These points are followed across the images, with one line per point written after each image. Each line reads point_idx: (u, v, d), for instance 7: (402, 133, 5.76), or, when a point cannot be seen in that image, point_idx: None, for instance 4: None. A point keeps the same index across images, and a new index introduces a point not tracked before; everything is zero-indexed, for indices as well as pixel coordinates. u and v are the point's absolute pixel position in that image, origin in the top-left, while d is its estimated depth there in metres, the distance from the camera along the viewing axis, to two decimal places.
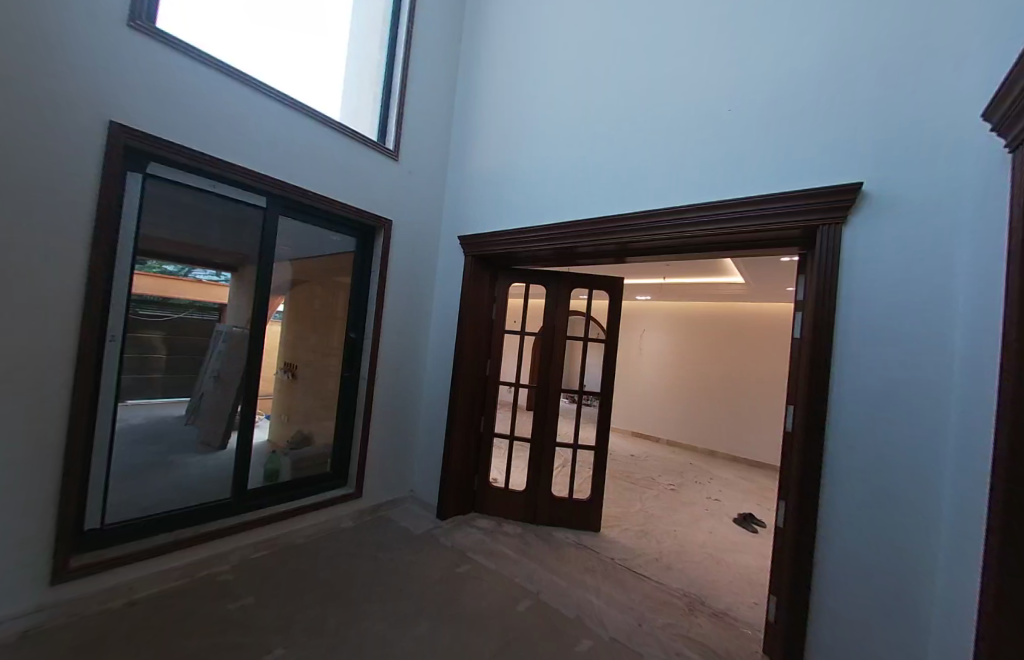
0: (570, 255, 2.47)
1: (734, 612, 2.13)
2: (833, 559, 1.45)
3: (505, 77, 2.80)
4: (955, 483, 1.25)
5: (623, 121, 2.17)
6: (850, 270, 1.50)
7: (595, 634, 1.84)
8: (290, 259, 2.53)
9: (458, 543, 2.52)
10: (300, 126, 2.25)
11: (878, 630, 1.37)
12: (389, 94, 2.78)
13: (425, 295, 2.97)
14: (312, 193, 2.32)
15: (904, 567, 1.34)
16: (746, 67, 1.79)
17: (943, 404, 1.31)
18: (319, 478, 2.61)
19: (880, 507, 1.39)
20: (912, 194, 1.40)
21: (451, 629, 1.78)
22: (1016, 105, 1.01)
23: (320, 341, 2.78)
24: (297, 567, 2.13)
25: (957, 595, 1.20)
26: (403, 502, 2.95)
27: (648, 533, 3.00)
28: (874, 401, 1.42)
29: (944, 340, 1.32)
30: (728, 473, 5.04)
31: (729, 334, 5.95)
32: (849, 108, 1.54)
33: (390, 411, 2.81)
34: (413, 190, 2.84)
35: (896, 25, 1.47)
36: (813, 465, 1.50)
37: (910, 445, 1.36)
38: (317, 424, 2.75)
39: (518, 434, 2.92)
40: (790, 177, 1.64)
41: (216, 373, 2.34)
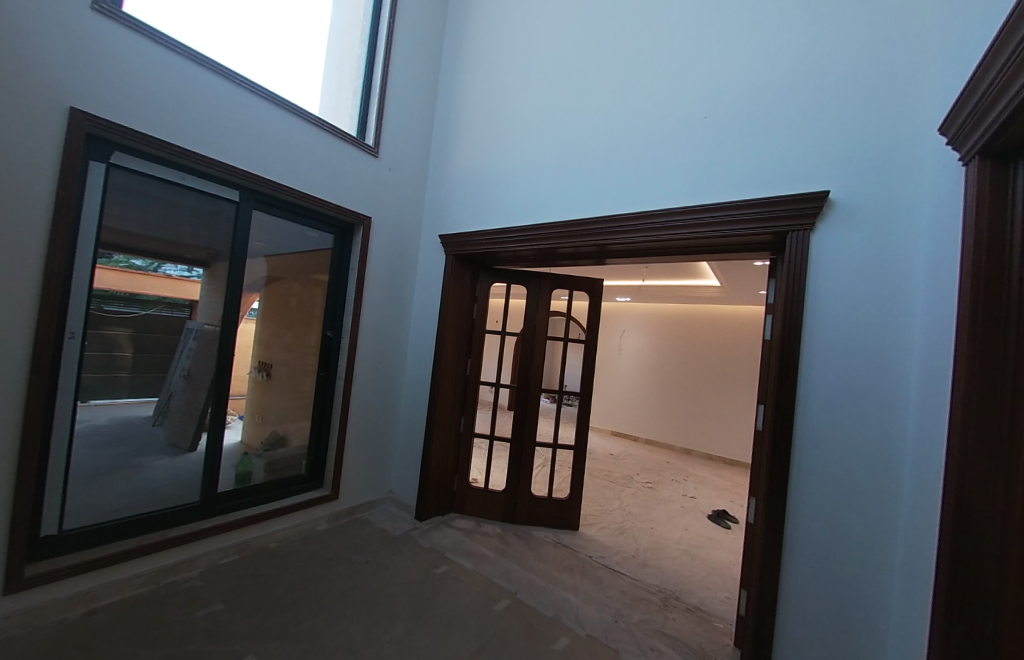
0: (551, 256, 2.48)
1: (707, 606, 2.19)
2: (800, 555, 1.51)
3: (487, 76, 2.79)
4: (911, 477, 1.32)
5: (604, 124, 2.19)
6: (816, 274, 1.56)
7: (572, 631, 1.86)
8: (266, 256, 2.39)
9: (437, 544, 2.50)
10: (275, 119, 2.18)
11: (841, 619, 1.43)
12: (369, 89, 2.73)
13: (405, 294, 2.93)
14: (288, 188, 2.26)
15: (865, 558, 1.40)
16: (724, 74, 1.83)
17: (900, 403, 1.38)
18: (293, 479, 2.55)
19: (844, 501, 1.45)
20: (874, 203, 1.47)
21: (428, 631, 1.77)
22: (964, 123, 1.08)
23: (297, 339, 2.62)
24: (270, 572, 2.07)
25: (912, 588, 1.26)
26: (381, 504, 2.91)
27: (626, 531, 3.05)
28: (839, 401, 1.49)
29: (903, 342, 1.39)
30: (703, 471, 5.18)
31: (705, 335, 6.11)
32: (818, 119, 1.60)
33: (368, 412, 2.76)
34: (393, 187, 2.80)
35: (862, 41, 1.53)
36: (782, 462, 1.55)
37: (872, 445, 1.42)
38: (292, 425, 2.62)
39: (498, 434, 2.92)
40: (762, 183, 1.69)
41: (184, 372, 2.14)
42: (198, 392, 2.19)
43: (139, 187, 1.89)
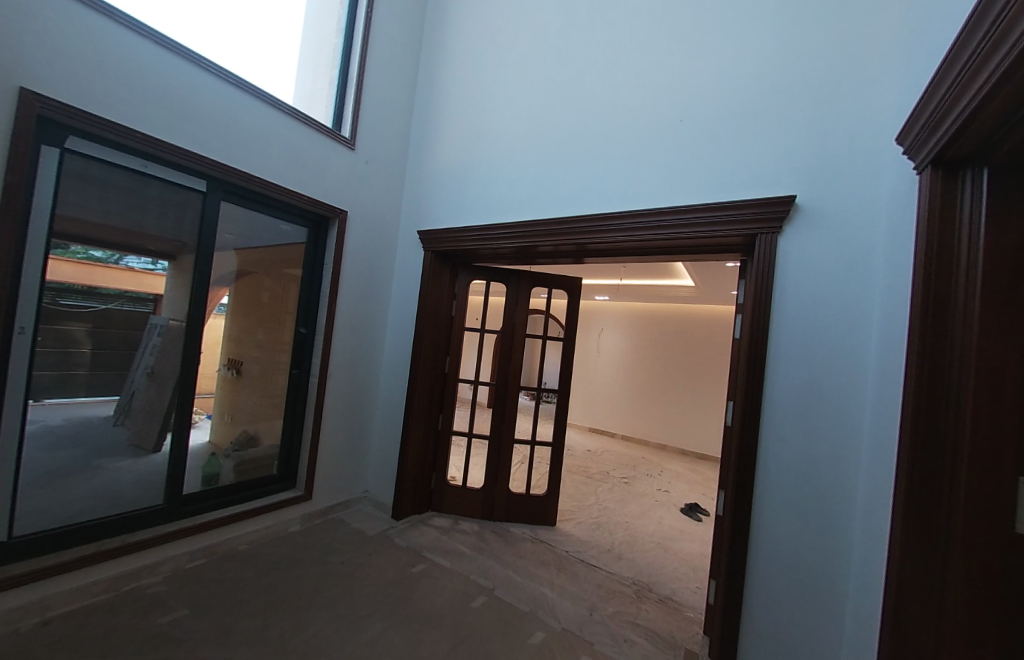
0: (530, 254, 2.48)
1: (678, 596, 2.26)
2: (765, 545, 1.57)
3: (466, 70, 2.76)
4: (867, 469, 1.39)
5: (583, 123, 2.21)
6: (782, 276, 1.62)
7: (548, 625, 1.88)
8: (236, 249, 2.32)
9: (414, 543, 2.48)
10: (246, 107, 2.10)
11: (802, 604, 1.50)
12: (346, 80, 2.67)
13: (382, 290, 2.88)
14: (259, 179, 2.18)
15: (825, 547, 1.48)
16: (697, 80, 1.88)
17: (858, 399, 1.46)
18: (264, 480, 2.47)
19: (805, 493, 1.52)
20: (836, 208, 1.54)
21: (404, 630, 1.75)
22: (917, 136, 1.14)
23: (270, 336, 2.54)
24: (239, 576, 2.01)
25: (866, 575, 1.33)
26: (357, 503, 2.86)
27: (602, 525, 3.11)
28: (802, 397, 1.55)
29: (861, 341, 1.47)
30: (677, 466, 5.33)
31: (679, 334, 6.27)
32: (786, 126, 1.66)
33: (343, 410, 2.71)
34: (370, 181, 2.74)
35: (828, 51, 1.60)
36: (750, 456, 1.61)
37: (832, 440, 1.49)
38: (263, 424, 2.55)
39: (476, 432, 2.92)
40: (734, 187, 1.74)
41: (147, 370, 2.05)
42: (162, 389, 2.09)
43: (98, 175, 1.79)
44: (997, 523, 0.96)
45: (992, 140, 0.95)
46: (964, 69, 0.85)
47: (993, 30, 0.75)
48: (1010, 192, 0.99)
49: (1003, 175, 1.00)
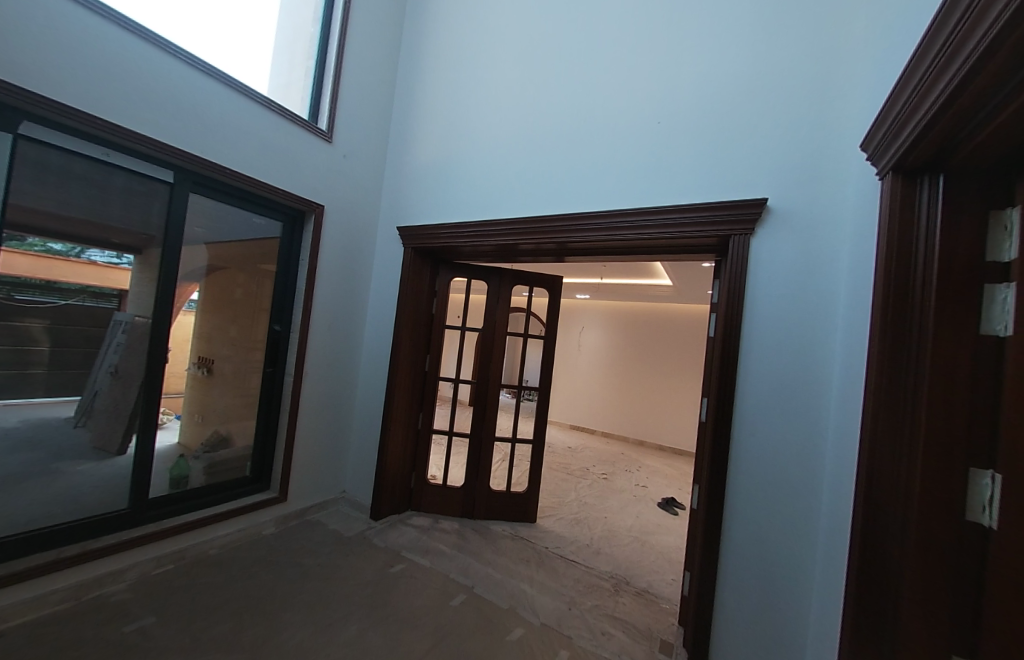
0: (510, 253, 2.48)
1: (654, 588, 2.31)
2: (737, 538, 1.62)
3: (447, 65, 2.73)
4: (831, 461, 1.46)
5: (564, 122, 2.21)
6: (754, 275, 1.67)
7: (527, 621, 1.90)
8: (207, 244, 2.22)
9: (392, 543, 2.45)
10: (217, 96, 2.02)
11: (770, 592, 1.56)
12: (323, 71, 2.60)
13: (361, 288, 2.83)
14: (231, 171, 2.09)
15: (793, 537, 1.54)
16: (674, 83, 1.91)
17: (823, 395, 1.52)
18: (236, 482, 2.40)
19: (774, 485, 1.58)
20: (805, 211, 1.60)
21: (382, 630, 1.74)
22: (878, 145, 1.20)
23: (243, 334, 2.43)
24: (209, 580, 1.94)
25: (829, 563, 1.39)
26: (334, 504, 2.81)
27: (581, 521, 3.14)
28: (771, 392, 1.61)
29: (826, 338, 1.53)
30: (654, 461, 5.45)
31: (658, 332, 6.40)
32: (757, 130, 1.71)
33: (320, 410, 2.65)
34: (348, 175, 2.68)
35: (798, 59, 1.65)
36: (722, 450, 1.66)
37: (800, 436, 1.55)
38: (236, 425, 2.44)
39: (457, 430, 2.90)
40: (709, 189, 1.78)
41: (110, 369, 1.94)
42: (128, 388, 2.00)
43: (56, 163, 1.70)
44: (947, 512, 1.02)
45: (948, 149, 1.00)
46: (921, 83, 0.90)
47: (946, 47, 0.79)
48: (963, 199, 1.04)
49: (957, 183, 1.05)
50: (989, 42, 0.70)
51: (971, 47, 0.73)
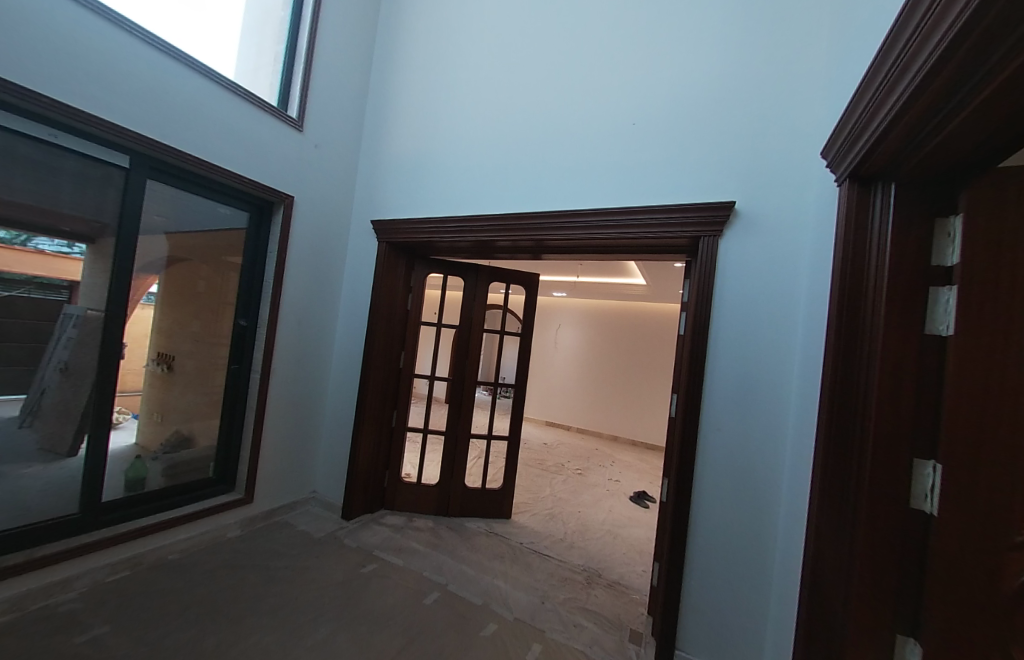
0: (487, 249, 2.47)
1: (625, 580, 2.37)
2: (704, 530, 1.68)
3: (423, 56, 2.67)
4: (791, 454, 1.52)
5: (541, 119, 2.20)
6: (722, 276, 1.73)
7: (500, 616, 1.91)
8: (168, 233, 2.10)
9: (365, 543, 2.41)
10: (177, 77, 1.90)
11: (734, 580, 1.62)
12: (294, 57, 2.50)
13: (333, 282, 2.75)
14: (192, 157, 1.98)
15: (755, 527, 1.60)
16: (648, 86, 1.94)
17: (785, 391, 1.59)
18: (199, 483, 2.30)
19: (739, 477, 1.64)
20: (770, 215, 1.66)
21: (353, 631, 1.71)
22: (837, 153, 1.25)
23: (207, 329, 2.31)
24: (168, 587, 1.85)
25: (788, 551, 1.45)
26: (304, 505, 2.73)
27: (556, 516, 3.18)
28: (736, 388, 1.67)
29: (788, 337, 1.60)
30: (628, 456, 5.58)
31: (632, 331, 6.54)
32: (727, 136, 1.76)
33: (289, 408, 2.57)
34: (320, 166, 2.60)
35: (767, 68, 1.70)
36: (691, 445, 1.71)
37: (763, 431, 1.62)
38: (199, 424, 2.33)
39: (432, 427, 2.88)
40: (680, 191, 1.83)
41: (60, 365, 1.81)
42: (80, 387, 1.86)
43: None
44: (895, 502, 1.08)
45: (899, 157, 1.05)
46: (876, 94, 0.94)
47: (898, 61, 0.83)
48: (913, 206, 1.11)
49: (908, 191, 1.11)
50: (937, 58, 0.74)
51: (921, 61, 0.77)
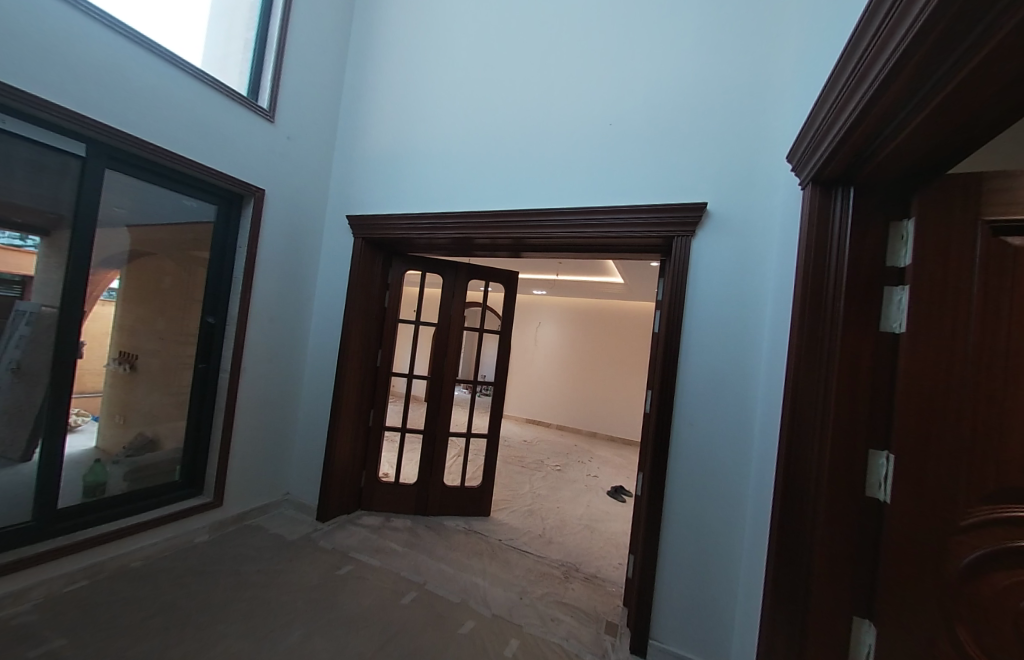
0: (466, 247, 2.43)
1: (602, 573, 2.41)
2: (675, 523, 1.73)
3: (400, 49, 2.63)
4: (758, 447, 1.57)
5: (519, 116, 2.20)
6: (694, 275, 1.77)
7: (479, 613, 1.91)
8: (129, 225, 2.00)
9: (341, 544, 2.37)
10: (138, 61, 1.81)
11: (704, 570, 1.68)
12: (265, 46, 2.43)
13: (307, 279, 2.69)
14: (156, 147, 1.89)
15: (724, 517, 1.66)
16: (625, 87, 1.96)
17: (754, 387, 1.65)
18: (164, 487, 2.21)
19: (710, 470, 1.69)
20: (740, 217, 1.71)
21: (328, 634, 1.68)
22: (801, 157, 1.30)
23: (174, 326, 2.21)
24: (131, 595, 1.78)
25: (754, 540, 1.51)
26: (276, 507, 2.66)
27: (535, 512, 3.21)
28: (706, 384, 1.72)
29: (756, 334, 1.66)
30: (606, 451, 5.68)
31: (610, 328, 6.64)
32: (699, 138, 1.80)
33: (260, 408, 2.49)
34: (292, 159, 2.52)
35: (737, 73, 1.75)
36: (664, 440, 1.76)
37: (730, 425, 1.67)
38: (164, 426, 2.24)
39: (410, 426, 2.85)
40: (655, 191, 1.86)
41: (13, 365, 1.68)
42: (33, 387, 1.75)
43: None
44: (852, 491, 1.13)
45: (857, 164, 1.10)
46: (836, 102, 0.98)
47: (855, 71, 0.87)
48: (870, 210, 1.16)
49: (865, 196, 1.17)
50: (889, 71, 0.78)
51: (874, 73, 0.81)
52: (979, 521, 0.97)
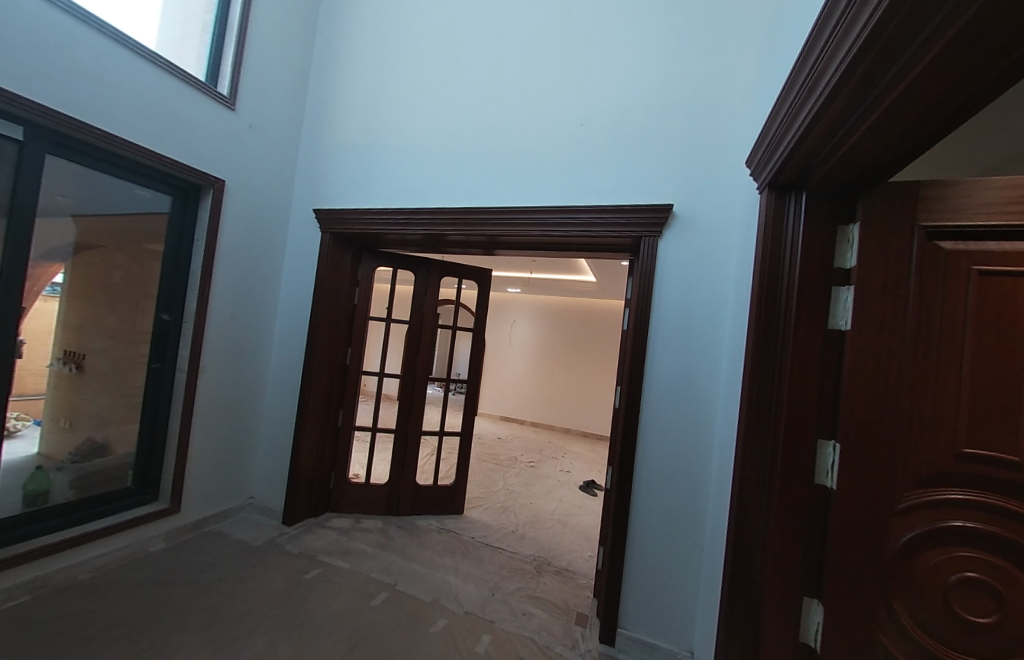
0: (438, 244, 2.40)
1: (573, 566, 2.46)
2: (642, 517, 1.78)
3: (369, 40, 2.56)
4: (719, 439, 1.64)
5: (492, 114, 2.18)
6: (661, 275, 1.82)
7: (451, 611, 1.91)
8: (74, 215, 1.87)
9: (308, 548, 2.31)
10: (76, 34, 1.65)
11: (670, 559, 1.74)
12: (225, 31, 2.31)
13: (271, 275, 2.59)
14: (103, 132, 1.76)
15: (689, 507, 1.72)
16: (596, 88, 1.99)
17: (715, 382, 1.72)
18: (116, 494, 2.08)
19: (674, 463, 1.75)
20: (704, 219, 1.78)
21: (294, 640, 1.64)
22: (759, 162, 1.35)
23: (126, 323, 2.09)
24: (79, 609, 1.67)
25: (715, 528, 1.58)
26: (239, 512, 2.56)
27: (508, 509, 3.23)
28: (672, 379, 1.78)
29: (717, 332, 1.73)
30: (579, 447, 5.79)
31: (583, 326, 6.75)
32: (665, 142, 1.85)
33: (221, 410, 2.39)
34: (254, 149, 2.41)
35: (701, 81, 1.81)
36: (632, 434, 1.81)
37: (692, 420, 1.74)
38: (116, 430, 2.12)
39: (381, 425, 2.81)
40: (623, 193, 1.91)
41: None
42: None
43: None
44: (803, 478, 1.20)
45: (809, 170, 1.17)
46: (790, 109, 1.03)
47: (807, 80, 0.92)
48: (821, 214, 1.23)
49: (816, 200, 1.23)
50: (836, 82, 0.83)
51: (824, 83, 0.86)
52: (915, 503, 1.05)
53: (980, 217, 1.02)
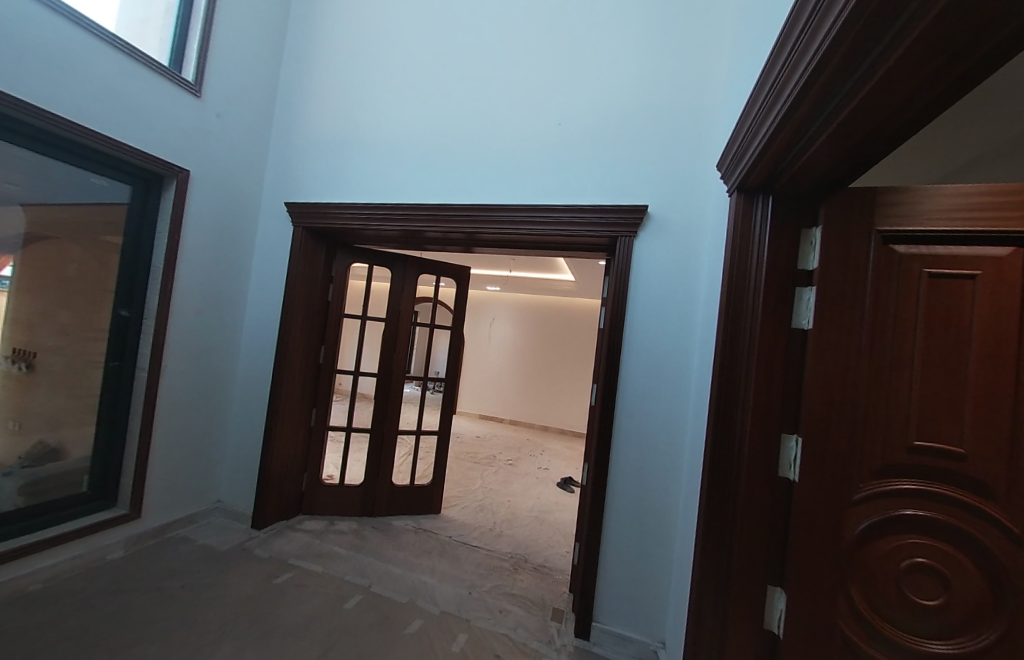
0: (415, 241, 2.37)
1: (550, 562, 2.48)
2: (615, 513, 1.81)
3: (343, 30, 2.49)
4: (690, 436, 1.68)
5: (470, 110, 2.17)
6: (636, 275, 1.85)
7: (427, 611, 1.90)
8: (24, 204, 1.74)
9: (279, 552, 2.25)
10: (21, 8, 1.53)
11: (643, 554, 1.77)
12: (190, 14, 2.21)
13: (239, 271, 2.50)
14: (55, 116, 1.65)
15: (661, 502, 1.76)
16: (574, 88, 2.00)
17: (687, 379, 1.76)
18: (71, 500, 1.97)
19: (647, 459, 1.79)
20: (677, 221, 1.81)
21: (263, 646, 1.59)
22: (728, 167, 1.39)
23: (81, 320, 1.97)
24: (28, 622, 1.57)
25: (685, 523, 1.62)
26: (205, 516, 2.47)
27: (485, 507, 3.23)
28: (646, 378, 1.81)
29: (689, 331, 1.77)
30: (558, 445, 5.84)
31: (563, 324, 6.80)
32: (640, 143, 1.88)
33: (185, 410, 2.29)
34: (221, 139, 2.32)
35: (676, 85, 1.85)
36: (607, 431, 1.83)
37: (662, 418, 1.78)
38: (70, 433, 1.98)
39: (356, 425, 2.75)
40: (599, 193, 1.93)
41: None
42: None
43: None
44: (767, 472, 1.24)
45: (774, 175, 1.21)
46: (757, 114, 1.06)
47: (773, 86, 0.95)
48: (785, 217, 1.27)
49: (780, 204, 1.28)
50: (800, 89, 0.86)
51: (789, 90, 0.89)
52: (869, 494, 1.11)
53: (929, 224, 1.08)
